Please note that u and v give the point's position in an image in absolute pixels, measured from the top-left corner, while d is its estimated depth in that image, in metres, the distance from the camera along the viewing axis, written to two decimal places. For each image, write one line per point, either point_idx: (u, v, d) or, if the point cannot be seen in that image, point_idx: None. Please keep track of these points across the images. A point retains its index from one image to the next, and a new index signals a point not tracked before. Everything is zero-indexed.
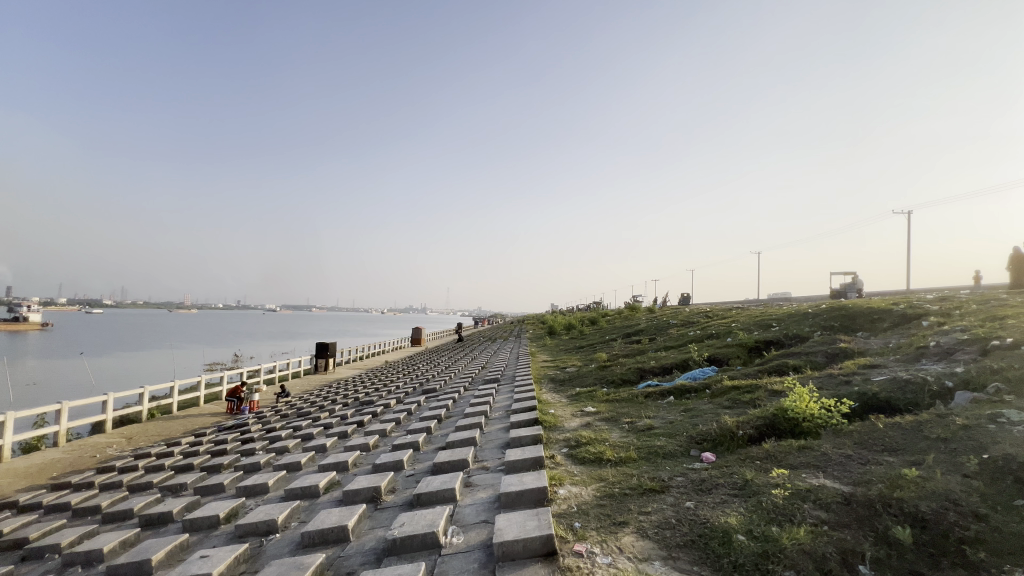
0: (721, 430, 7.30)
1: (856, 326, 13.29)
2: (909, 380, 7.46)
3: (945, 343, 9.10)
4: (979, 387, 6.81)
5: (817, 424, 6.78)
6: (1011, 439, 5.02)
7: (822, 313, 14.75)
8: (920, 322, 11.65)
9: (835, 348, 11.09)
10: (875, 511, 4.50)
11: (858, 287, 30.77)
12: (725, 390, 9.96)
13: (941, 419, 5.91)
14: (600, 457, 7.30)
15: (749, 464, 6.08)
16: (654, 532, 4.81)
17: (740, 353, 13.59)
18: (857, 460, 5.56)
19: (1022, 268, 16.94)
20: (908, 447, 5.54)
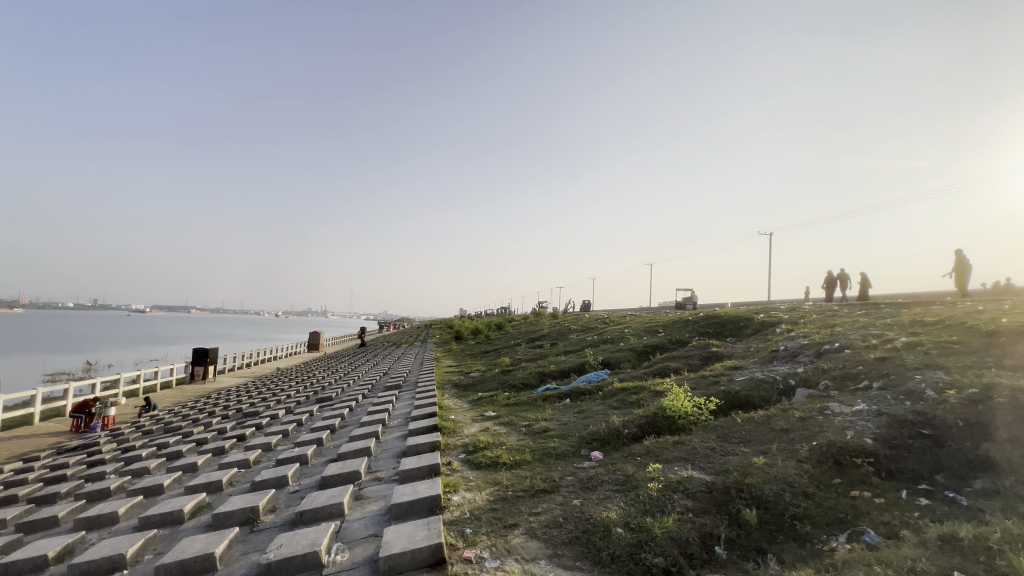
0: (608, 430, 7.81)
1: (726, 332, 14.99)
2: (763, 379, 8.60)
3: (791, 347, 10.64)
4: (814, 384, 8.04)
5: (691, 420, 7.53)
6: (833, 427, 6.00)
7: (699, 321, 16.42)
8: (774, 329, 13.49)
9: (709, 351, 12.41)
10: (730, 497, 5.09)
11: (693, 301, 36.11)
12: (615, 391, 10.67)
13: (785, 412, 6.88)
14: (496, 461, 7.41)
15: (630, 461, 6.56)
16: (542, 531, 4.97)
17: (630, 356, 14.65)
18: (719, 452, 6.26)
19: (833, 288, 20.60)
20: (759, 438, 6.36)
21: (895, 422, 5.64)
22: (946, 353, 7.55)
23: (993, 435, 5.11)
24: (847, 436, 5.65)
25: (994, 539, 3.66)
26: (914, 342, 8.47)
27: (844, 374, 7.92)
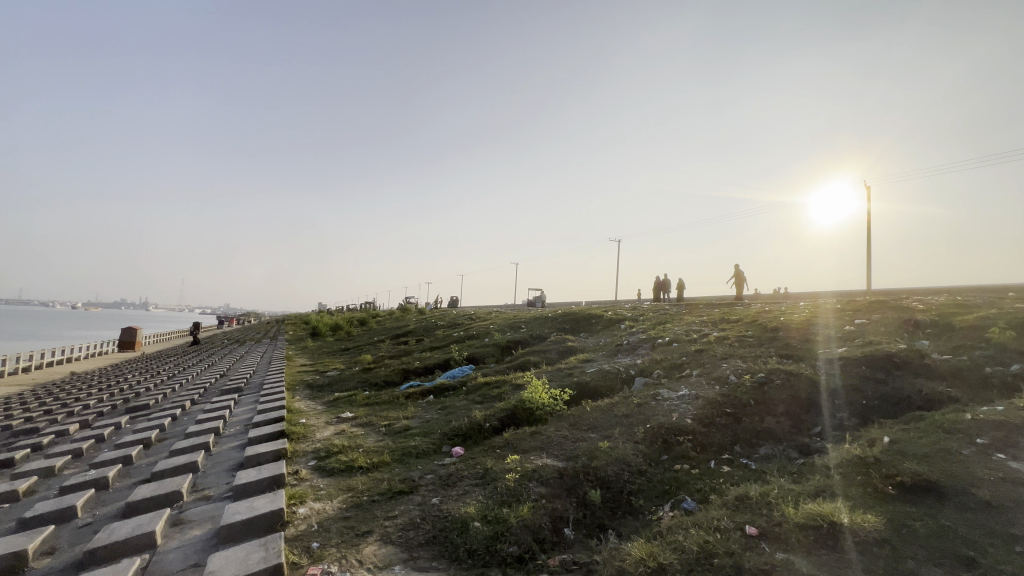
0: (470, 425, 7.86)
1: (580, 328, 16.28)
2: (610, 370, 9.51)
3: (633, 341, 11.98)
4: (650, 373, 9.14)
5: (547, 410, 7.95)
6: (663, 411, 6.86)
7: (558, 318, 17.56)
8: (620, 325, 15.05)
9: (565, 346, 13.33)
10: (579, 480, 5.48)
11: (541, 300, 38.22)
12: (478, 386, 10.82)
13: (626, 399, 7.68)
14: (350, 465, 6.92)
15: (490, 454, 6.69)
16: (398, 535, 4.76)
17: (494, 351, 15.03)
18: (570, 439, 6.73)
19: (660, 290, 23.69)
20: (604, 424, 6.99)
21: (708, 403, 6.66)
22: (744, 344, 9.20)
23: (773, 409, 6.35)
24: (673, 418, 6.51)
25: (773, 494, 4.51)
26: (723, 336, 10.17)
27: (672, 364, 9.15)
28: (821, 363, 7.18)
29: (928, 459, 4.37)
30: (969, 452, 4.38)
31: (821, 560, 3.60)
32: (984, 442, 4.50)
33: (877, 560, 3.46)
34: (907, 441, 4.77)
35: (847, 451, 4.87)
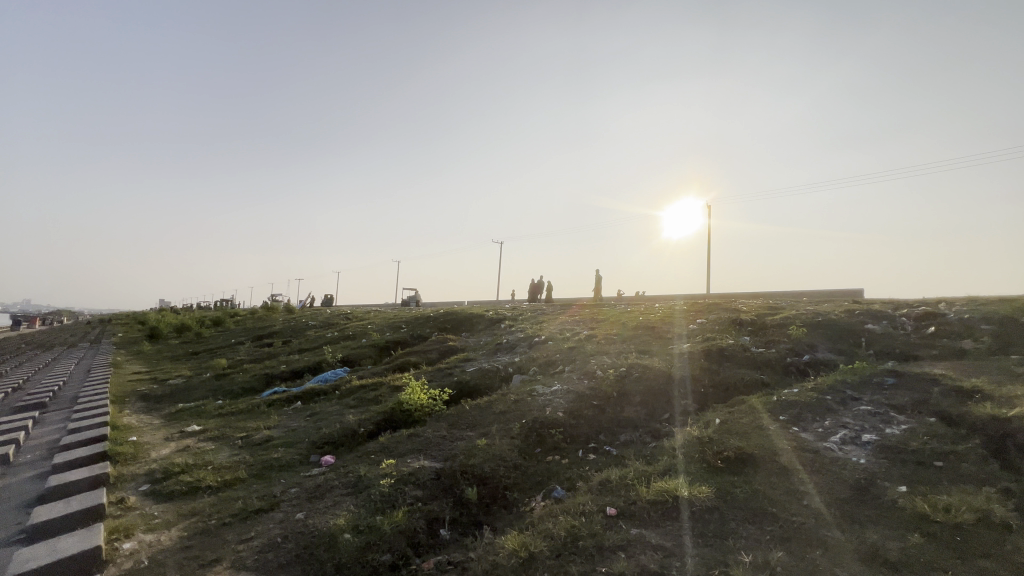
0: (342, 431, 7.41)
1: (462, 327, 16.34)
2: (489, 369, 9.70)
3: (512, 340, 12.39)
4: (526, 371, 9.53)
5: (426, 411, 7.80)
6: (537, 406, 7.20)
7: (439, 317, 17.42)
8: (500, 324, 15.43)
9: (445, 345, 13.26)
10: (456, 480, 5.51)
11: (419, 301, 37.52)
12: (353, 390, 10.23)
13: (504, 396, 7.90)
14: (194, 486, 6.04)
15: (364, 460, 6.38)
16: (253, 560, 4.29)
17: (371, 353, 14.36)
18: (448, 439, 6.71)
19: (535, 291, 24.87)
20: (482, 422, 7.10)
21: (578, 397, 7.17)
22: (609, 341, 10.08)
23: (632, 399, 7.06)
24: (546, 412, 6.87)
25: (630, 476, 5.01)
26: (592, 334, 11.01)
27: (547, 361, 9.65)
28: (671, 357, 8.18)
29: (746, 435, 5.24)
30: (775, 427, 5.35)
31: (667, 531, 4.09)
32: (785, 417, 5.53)
33: (709, 525, 4.05)
34: (733, 421, 5.65)
35: (689, 433, 5.61)
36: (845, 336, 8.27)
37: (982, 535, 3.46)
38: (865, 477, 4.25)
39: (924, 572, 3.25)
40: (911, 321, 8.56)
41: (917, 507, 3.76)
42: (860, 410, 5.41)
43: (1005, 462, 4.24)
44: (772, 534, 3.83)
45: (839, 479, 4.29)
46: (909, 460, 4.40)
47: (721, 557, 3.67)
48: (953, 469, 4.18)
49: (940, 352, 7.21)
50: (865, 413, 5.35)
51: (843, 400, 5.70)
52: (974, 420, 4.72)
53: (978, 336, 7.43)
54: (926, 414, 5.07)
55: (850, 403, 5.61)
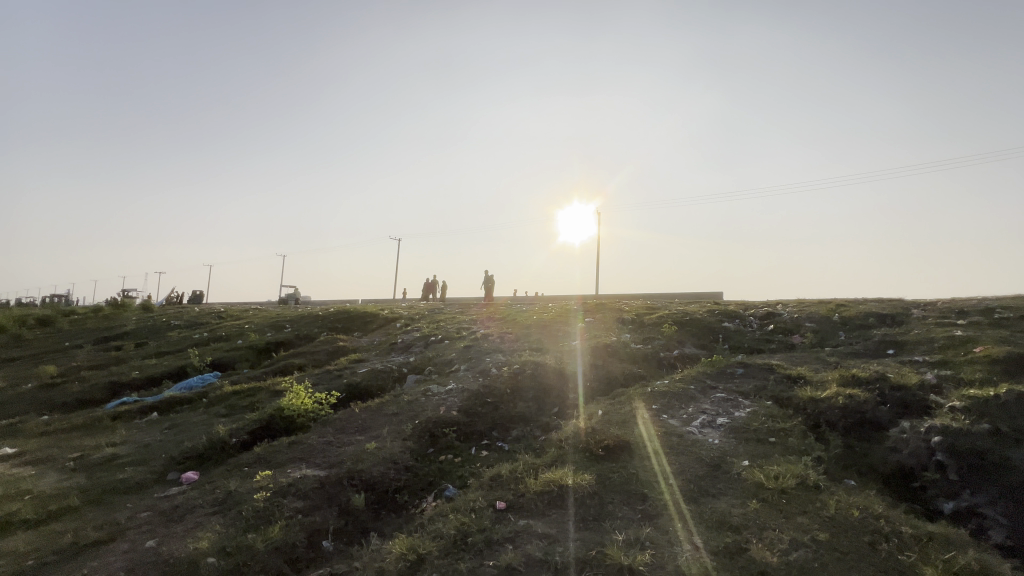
0: (209, 443, 6.62)
1: (354, 327, 15.52)
2: (382, 370, 9.34)
3: (407, 339, 12.08)
4: (421, 370, 9.35)
5: (311, 416, 7.24)
6: (430, 406, 7.11)
7: (329, 316, 16.36)
8: (396, 323, 14.96)
9: (335, 346, 12.48)
10: (342, 487, 5.25)
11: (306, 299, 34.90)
12: (223, 397, 9.16)
13: (397, 398, 7.67)
14: (3, 523, 4.96)
15: (235, 474, 5.78)
16: None
17: (248, 356, 13.00)
18: (335, 444, 6.34)
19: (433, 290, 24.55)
20: (372, 425, 6.83)
21: (472, 395, 7.22)
22: (504, 340, 10.30)
23: (524, 395, 7.29)
24: (440, 412, 6.83)
25: (520, 469, 5.17)
26: (488, 333, 11.16)
27: (442, 360, 9.56)
28: (561, 354, 8.61)
29: (624, 425, 5.72)
30: (648, 415, 5.92)
31: (552, 519, 4.31)
32: (657, 406, 6.13)
33: (589, 510, 4.34)
34: (613, 412, 6.13)
35: (574, 425, 5.96)
36: (707, 333, 9.41)
37: (801, 496, 4.17)
38: (718, 455, 4.88)
39: (758, 532, 3.83)
40: (757, 320, 10.01)
41: (755, 478, 4.41)
42: (716, 397, 6.20)
43: (818, 434, 5.16)
44: (642, 513, 4.23)
45: (697, 458, 4.87)
46: (752, 438, 5.15)
47: (599, 538, 3.97)
48: (782, 443, 4.99)
49: (777, 346, 8.53)
50: (720, 399, 6.14)
51: (703, 388, 6.49)
52: (798, 401, 5.67)
53: (804, 332, 8.95)
54: (765, 398, 5.97)
55: (708, 391, 6.39)
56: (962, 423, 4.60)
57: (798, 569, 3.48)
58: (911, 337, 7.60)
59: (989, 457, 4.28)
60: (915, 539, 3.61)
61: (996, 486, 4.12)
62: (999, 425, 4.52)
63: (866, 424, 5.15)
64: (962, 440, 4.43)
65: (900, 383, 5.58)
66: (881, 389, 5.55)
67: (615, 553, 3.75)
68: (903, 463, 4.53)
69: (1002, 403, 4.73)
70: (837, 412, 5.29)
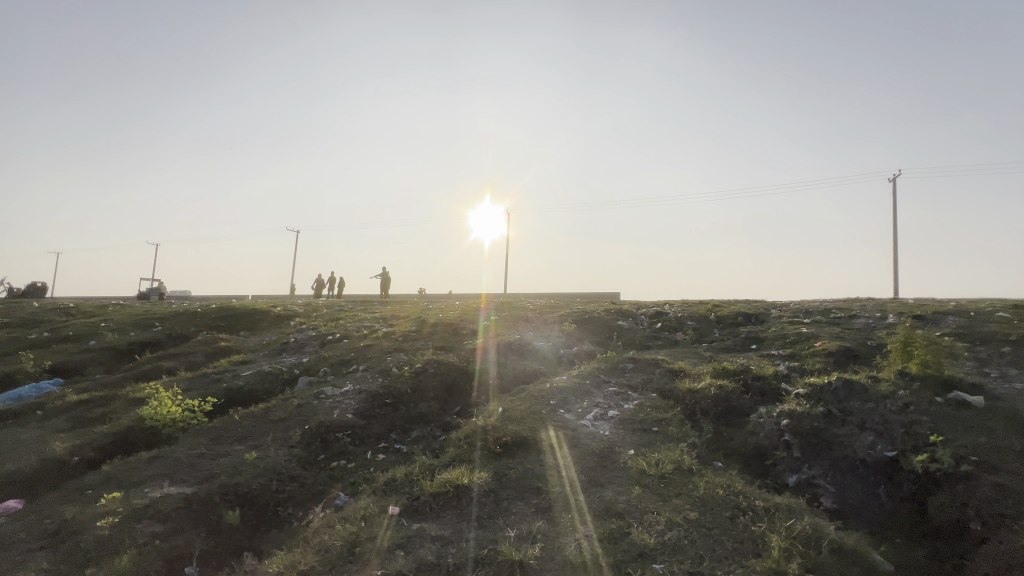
0: (42, 464, 5.62)
1: (240, 325, 14.07)
2: (269, 372, 8.56)
3: (301, 339, 11.21)
4: (315, 371, 8.72)
5: (180, 426, 6.36)
6: (323, 410, 6.66)
7: (209, 313, 14.65)
8: (289, 321, 13.83)
9: (215, 346, 11.19)
10: (212, 505, 4.81)
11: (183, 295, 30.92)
12: (66, 408, 7.76)
13: (285, 402, 7.07)
14: None
15: (74, 499, 4.95)
16: None
17: (103, 359, 11.17)
18: (207, 456, 5.68)
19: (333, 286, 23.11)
20: (254, 433, 6.22)
21: (369, 396, 6.89)
22: (408, 339, 10.01)
23: (425, 394, 7.12)
24: (333, 416, 6.43)
25: (416, 471, 5.03)
26: (390, 331, 10.76)
27: (340, 360, 9.02)
28: (464, 352, 8.56)
29: (522, 421, 5.83)
30: (546, 410, 6.10)
31: (446, 520, 4.25)
32: (555, 402, 6.34)
33: (484, 507, 4.35)
34: (513, 409, 6.22)
35: (474, 423, 5.94)
36: (604, 330, 9.97)
37: (676, 480, 4.55)
38: (607, 445, 5.18)
39: (639, 516, 4.12)
40: (648, 318, 10.83)
41: (639, 465, 4.74)
42: (608, 391, 6.59)
43: (693, 422, 5.70)
44: (536, 506, 4.34)
45: (589, 449, 5.11)
46: (637, 428, 5.54)
47: (492, 536, 3.99)
48: (663, 432, 5.43)
49: (664, 342, 9.30)
50: (611, 393, 6.53)
51: (597, 383, 6.85)
52: (678, 393, 6.22)
53: (686, 329, 9.86)
54: (650, 390, 6.47)
55: (602, 386, 6.76)
56: (804, 407, 5.36)
57: (671, 548, 3.79)
58: (769, 334, 8.73)
59: (823, 435, 5.03)
60: (765, 511, 4.12)
61: (827, 459, 4.84)
62: (831, 408, 5.32)
63: (732, 411, 5.79)
64: (804, 422, 5.17)
65: (760, 373, 6.36)
66: (745, 379, 6.28)
67: (507, 549, 3.79)
68: (759, 445, 5.15)
69: (833, 388, 5.59)
70: (709, 402, 5.88)
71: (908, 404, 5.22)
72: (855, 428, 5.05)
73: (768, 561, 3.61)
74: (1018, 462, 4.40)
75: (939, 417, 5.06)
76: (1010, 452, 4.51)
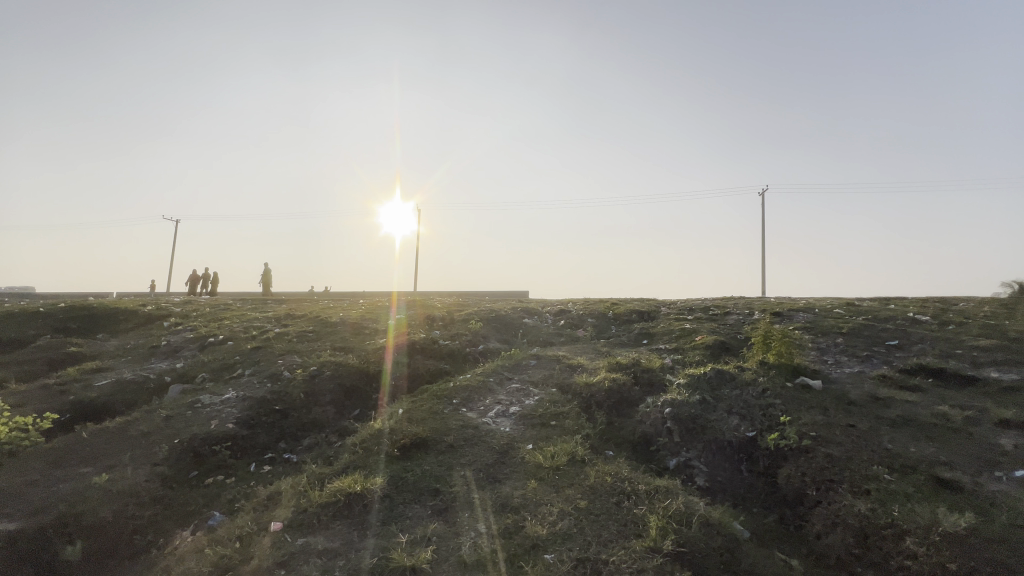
0: None
1: (96, 327, 12.11)
2: (132, 380, 7.46)
3: (175, 341, 9.94)
4: (191, 377, 7.77)
5: (6, 450, 5.33)
6: (198, 421, 5.95)
7: (54, 313, 12.42)
8: (161, 322, 12.17)
9: (61, 351, 9.51)
10: (45, 540, 4.23)
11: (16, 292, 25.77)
12: None
13: (150, 414, 6.21)
14: None
15: None
16: None
17: None
18: (43, 483, 4.84)
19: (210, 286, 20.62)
20: (107, 451, 5.39)
21: (255, 403, 6.28)
22: (303, 340, 9.32)
23: (321, 398, 6.66)
24: (210, 426, 5.78)
25: (304, 482, 4.69)
26: (283, 332, 9.95)
27: (221, 364, 8.12)
28: (365, 352, 8.17)
29: (423, 422, 5.70)
30: (447, 410, 6.04)
31: (335, 532, 4.03)
32: (457, 401, 6.30)
33: (378, 514, 4.19)
34: (413, 410, 6.07)
35: (373, 427, 5.68)
36: (509, 328, 10.13)
37: (570, 470, 4.76)
38: (507, 441, 5.26)
39: (533, 509, 4.24)
40: (552, 316, 11.21)
41: (535, 459, 4.88)
42: (511, 387, 6.72)
43: (588, 414, 6.01)
44: (432, 508, 4.28)
45: (489, 446, 5.15)
46: (536, 423, 5.71)
47: (384, 543, 3.87)
48: (560, 425, 5.65)
49: (566, 339, 9.68)
50: (513, 390, 6.64)
51: (500, 380, 6.94)
52: (575, 387, 6.51)
53: (586, 326, 10.36)
54: (550, 385, 6.70)
55: (505, 383, 6.87)
56: (683, 396, 5.90)
57: (562, 537, 3.96)
58: (658, 329, 9.50)
59: (698, 420, 5.57)
60: (646, 494, 4.45)
61: (701, 442, 5.37)
62: (705, 395, 5.91)
63: (623, 402, 6.18)
64: (683, 410, 5.68)
65: (648, 366, 6.88)
66: (635, 372, 6.75)
67: (399, 556, 3.71)
68: (645, 432, 5.58)
69: (708, 377, 6.23)
70: (603, 394, 6.23)
71: (766, 390, 5.98)
72: (723, 413, 5.67)
73: (647, 541, 3.91)
74: (844, 434, 5.24)
75: (788, 400, 5.86)
76: (839, 427, 5.36)
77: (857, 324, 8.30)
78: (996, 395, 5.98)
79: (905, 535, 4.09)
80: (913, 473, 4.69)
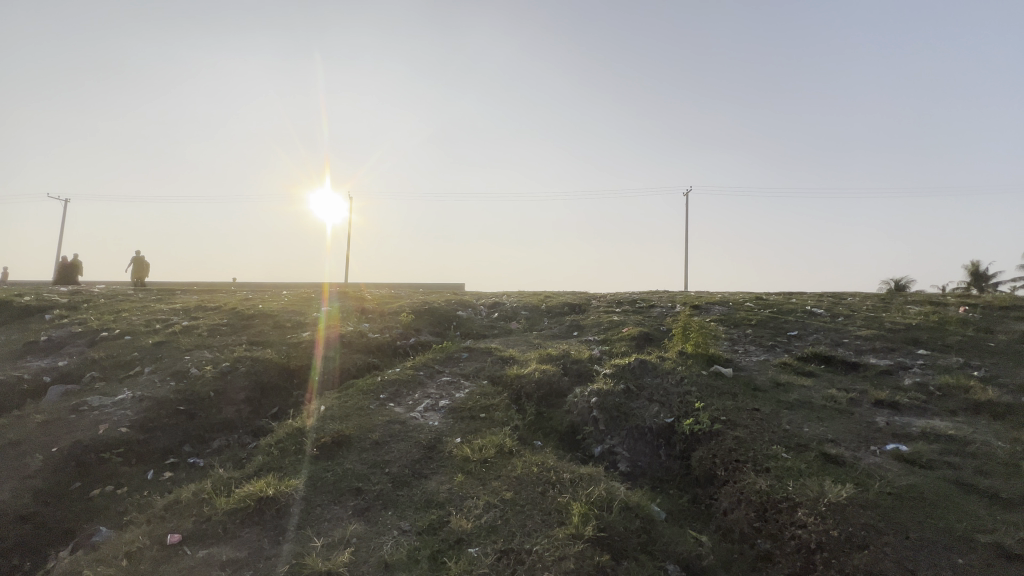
0: None
1: None
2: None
3: (57, 336, 8.77)
4: (76, 377, 6.88)
5: None
6: (82, 425, 5.27)
7: None
8: (41, 314, 10.67)
9: None
10: None
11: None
12: None
13: (22, 420, 5.44)
14: None
15: None
16: None
17: None
18: None
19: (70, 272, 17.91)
20: None
21: (153, 403, 5.67)
22: (215, 334, 8.58)
23: (233, 396, 6.12)
24: (98, 431, 5.15)
25: (208, 488, 4.31)
26: (193, 325, 9.09)
27: (115, 361, 7.26)
28: (286, 347, 7.67)
29: (347, 419, 5.44)
30: (374, 406, 5.81)
31: (243, 540, 3.76)
32: (384, 396, 6.09)
33: (293, 518, 3.96)
34: (337, 406, 5.78)
35: (291, 425, 5.33)
36: (442, 321, 9.96)
37: (497, 462, 4.75)
38: (435, 436, 5.15)
39: (458, 503, 4.19)
40: (486, 309, 11.19)
41: (462, 453, 4.82)
42: (441, 381, 6.61)
43: (518, 405, 6.06)
44: (353, 508, 4.11)
45: (415, 441, 5.01)
46: (465, 416, 5.65)
47: (299, 548, 3.67)
48: (489, 418, 5.63)
49: (499, 331, 9.70)
50: (444, 383, 6.54)
51: (431, 373, 6.80)
52: (507, 379, 6.52)
53: (520, 319, 10.44)
54: (481, 378, 6.66)
55: (435, 376, 6.73)
56: (608, 385, 6.12)
57: (487, 529, 3.95)
58: (588, 322, 9.79)
59: (622, 408, 5.80)
60: (570, 482, 4.55)
61: (624, 429, 5.58)
62: (629, 384, 6.18)
63: (552, 393, 6.28)
64: (608, 399, 5.88)
65: (577, 358, 7.04)
66: (565, 363, 6.90)
67: (314, 561, 3.53)
68: (572, 422, 5.73)
69: (632, 367, 6.50)
70: (532, 386, 6.30)
71: (684, 378, 6.35)
72: (645, 401, 5.94)
73: (569, 528, 4.00)
74: (750, 418, 5.67)
75: (703, 387, 6.25)
76: (746, 411, 5.80)
77: (764, 317, 9.05)
78: (874, 379, 6.78)
79: (797, 508, 4.49)
80: (805, 451, 5.18)
